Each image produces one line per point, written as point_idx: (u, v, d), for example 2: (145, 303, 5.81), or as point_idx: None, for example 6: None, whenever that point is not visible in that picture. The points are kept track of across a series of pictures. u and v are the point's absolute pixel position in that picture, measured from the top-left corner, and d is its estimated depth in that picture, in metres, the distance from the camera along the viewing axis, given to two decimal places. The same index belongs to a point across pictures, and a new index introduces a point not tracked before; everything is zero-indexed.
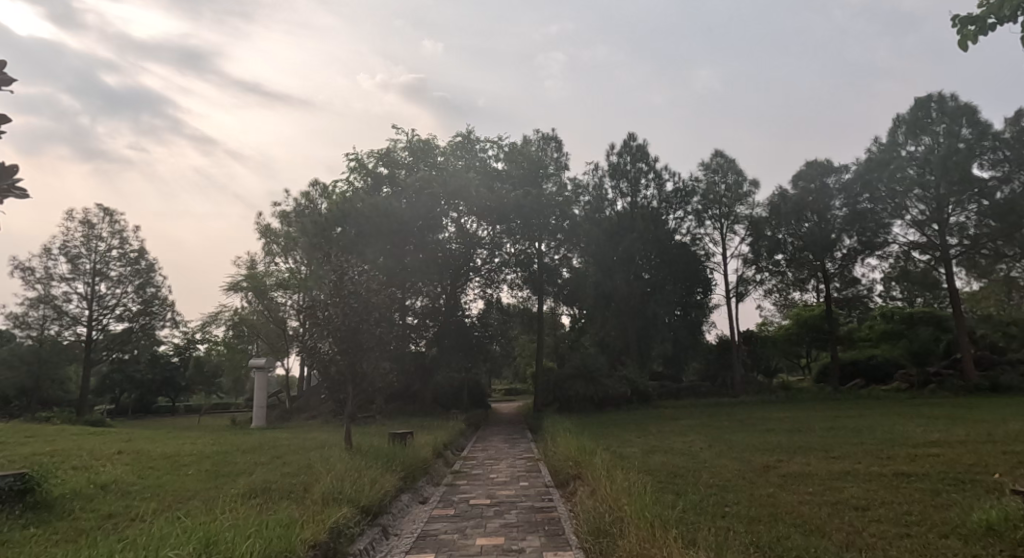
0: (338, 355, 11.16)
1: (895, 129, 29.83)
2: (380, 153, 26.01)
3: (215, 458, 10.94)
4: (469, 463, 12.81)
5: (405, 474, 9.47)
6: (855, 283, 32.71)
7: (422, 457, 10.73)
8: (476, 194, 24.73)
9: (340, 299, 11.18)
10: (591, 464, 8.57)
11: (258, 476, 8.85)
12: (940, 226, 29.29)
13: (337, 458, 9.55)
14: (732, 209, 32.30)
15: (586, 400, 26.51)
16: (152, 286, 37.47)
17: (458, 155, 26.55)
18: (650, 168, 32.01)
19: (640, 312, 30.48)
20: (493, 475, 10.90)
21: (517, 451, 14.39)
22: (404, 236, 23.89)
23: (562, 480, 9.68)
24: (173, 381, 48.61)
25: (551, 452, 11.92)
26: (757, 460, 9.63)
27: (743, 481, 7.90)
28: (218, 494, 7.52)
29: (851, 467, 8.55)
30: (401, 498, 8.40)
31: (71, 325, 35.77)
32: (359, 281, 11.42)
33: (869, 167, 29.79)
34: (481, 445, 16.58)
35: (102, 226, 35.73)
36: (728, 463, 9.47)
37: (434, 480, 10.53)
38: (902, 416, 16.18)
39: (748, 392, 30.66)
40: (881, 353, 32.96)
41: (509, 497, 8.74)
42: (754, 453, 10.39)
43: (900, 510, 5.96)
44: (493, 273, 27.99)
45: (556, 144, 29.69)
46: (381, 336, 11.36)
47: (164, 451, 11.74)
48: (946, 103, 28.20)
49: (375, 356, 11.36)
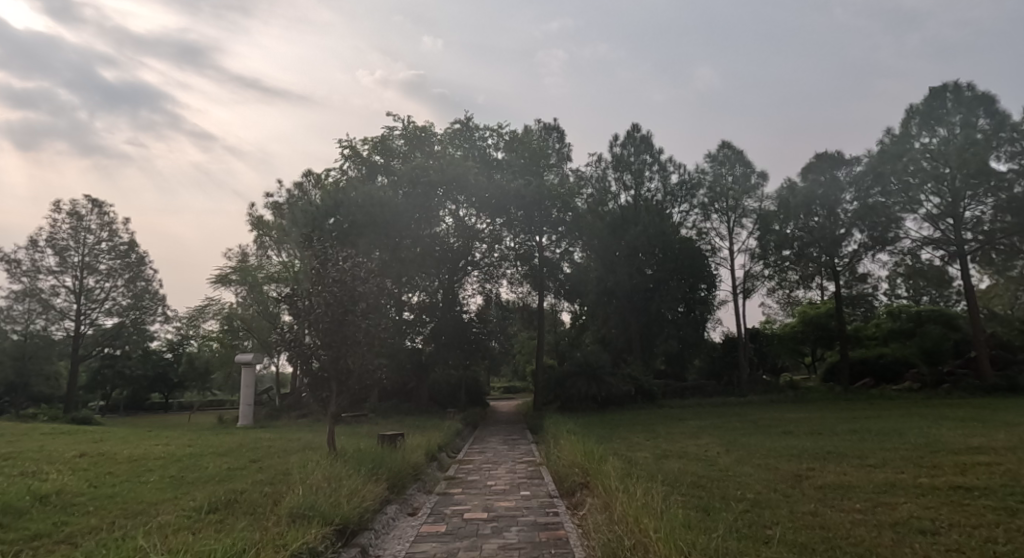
0: (321, 348, 10.15)
1: (909, 120, 28.76)
2: (374, 140, 24.94)
3: (183, 463, 9.90)
4: (465, 468, 11.77)
5: (392, 482, 8.47)
6: (864, 280, 31.78)
7: (413, 462, 9.71)
8: (475, 183, 23.70)
9: (323, 288, 10.19)
10: (602, 473, 7.61)
11: (226, 485, 7.83)
12: (954, 221, 28.22)
13: (316, 464, 8.56)
14: (739, 202, 31.05)
15: (588, 399, 25.51)
16: (143, 280, 36.40)
17: (457, 144, 25.58)
18: (655, 160, 31.01)
19: (642, 309, 29.84)
20: (491, 483, 9.86)
21: (516, 455, 13.44)
22: (400, 227, 23.01)
23: (567, 488, 8.72)
24: (166, 378, 47.77)
25: (555, 456, 11.00)
26: (785, 468, 8.67)
27: (776, 494, 6.92)
28: (174, 507, 6.52)
29: (890, 477, 7.60)
30: (387, 511, 7.41)
31: (59, 320, 34.75)
32: (343, 268, 10.34)
33: (882, 159, 28.81)
34: (478, 447, 15.58)
35: (91, 218, 34.64)
36: (752, 471, 8.49)
37: (426, 488, 9.50)
38: (925, 419, 15.21)
39: (756, 392, 29.69)
40: (891, 352, 31.46)
41: (509, 510, 7.70)
42: (780, 460, 9.41)
43: (980, 536, 4.97)
44: (492, 267, 27.14)
45: (558, 134, 28.73)
46: (368, 329, 10.34)
47: (128, 454, 10.68)
48: (962, 92, 27.24)
49: (363, 350, 10.36)
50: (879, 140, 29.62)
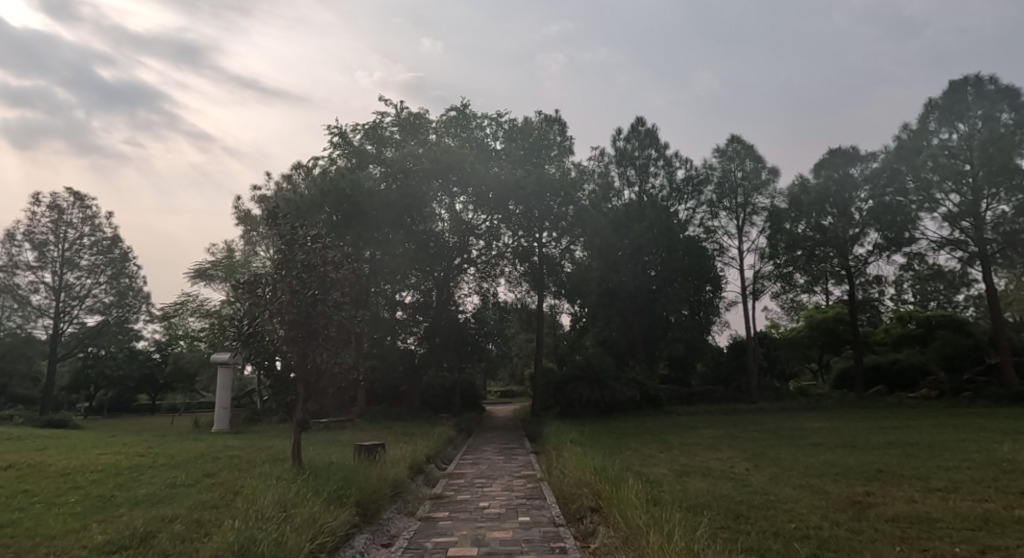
0: (285, 345, 8.64)
1: (926, 115, 27.35)
2: (365, 127, 23.46)
3: (122, 477, 8.38)
4: (454, 484, 10.28)
5: (363, 506, 6.97)
6: (876, 283, 30.69)
7: (392, 478, 8.22)
8: (472, 171, 22.05)
9: (288, 272, 8.72)
10: (619, 498, 6.16)
11: (155, 509, 6.32)
12: (974, 221, 26.83)
13: (273, 482, 7.07)
14: (748, 199, 29.38)
15: (589, 404, 24.08)
16: (127, 277, 34.74)
17: (454, 133, 24.14)
18: (660, 155, 29.62)
19: (646, 311, 28.63)
20: (483, 504, 8.36)
21: (512, 467, 12.04)
22: (393, 220, 21.70)
23: (576, 514, 7.31)
24: (152, 379, 46.47)
25: (558, 471, 9.57)
26: (838, 492, 7.21)
27: (842, 530, 5.45)
28: (76, 543, 5.05)
29: (976, 507, 6.14)
30: (353, 544, 5.93)
31: (37, 317, 33.12)
32: (313, 250, 8.86)
33: (899, 155, 27.42)
34: (472, 457, 14.13)
35: (73, 212, 33.03)
36: (799, 496, 7.04)
37: (406, 510, 8.03)
38: (962, 430, 13.85)
39: (766, 399, 28.31)
40: (905, 357, 30.15)
41: (505, 545, 6.21)
42: (824, 480, 7.98)
43: None
44: (490, 266, 25.66)
45: (559, 126, 27.47)
46: (342, 323, 8.79)
47: (65, 465, 9.18)
48: (984, 86, 25.85)
49: (337, 347, 8.85)
50: (895, 135, 28.24)
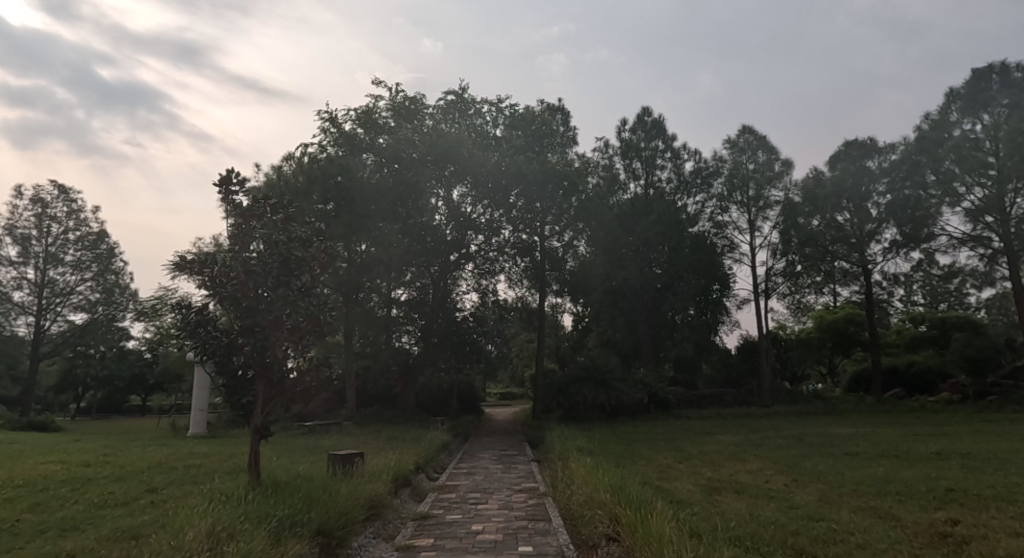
0: (240, 336, 7.24)
1: (948, 105, 25.81)
2: (358, 113, 21.98)
3: (44, 494, 7.01)
4: (445, 500, 8.89)
5: (325, 535, 5.60)
6: (893, 282, 29.26)
7: (367, 494, 6.87)
8: (470, 158, 20.67)
9: (244, 253, 7.38)
10: (647, 530, 4.81)
11: (59, 541, 4.98)
12: (998, 216, 25.42)
13: (216, 503, 5.72)
14: (761, 192, 27.83)
15: (593, 406, 22.68)
16: (114, 273, 33.26)
17: (452, 119, 22.76)
18: (667, 147, 28.27)
19: (653, 309, 27.37)
20: (476, 528, 6.96)
21: (512, 478, 10.72)
22: (386, 211, 20.36)
23: (588, 543, 5.96)
24: (142, 379, 45.15)
25: (564, 486, 8.21)
26: (914, 518, 5.85)
27: None
28: None
29: None
30: None
31: (17, 316, 31.68)
32: (275, 228, 7.51)
33: (919, 147, 25.73)
34: (467, 466, 12.78)
35: (57, 205, 31.68)
36: (865, 523, 5.71)
37: (383, 534, 6.70)
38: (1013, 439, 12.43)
39: (778, 403, 26.88)
40: (922, 360, 28.69)
41: None
42: (886, 501, 6.65)
43: None
44: (489, 262, 24.23)
45: (562, 116, 26.26)
46: (310, 311, 7.44)
47: None
48: (1011, 74, 24.14)
49: (304, 340, 7.52)
50: (915, 126, 26.68)
